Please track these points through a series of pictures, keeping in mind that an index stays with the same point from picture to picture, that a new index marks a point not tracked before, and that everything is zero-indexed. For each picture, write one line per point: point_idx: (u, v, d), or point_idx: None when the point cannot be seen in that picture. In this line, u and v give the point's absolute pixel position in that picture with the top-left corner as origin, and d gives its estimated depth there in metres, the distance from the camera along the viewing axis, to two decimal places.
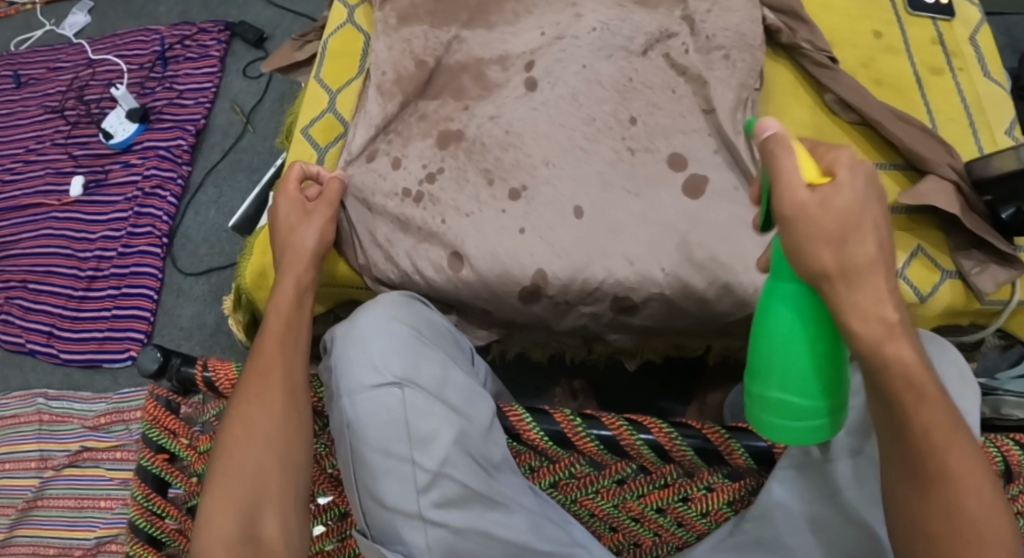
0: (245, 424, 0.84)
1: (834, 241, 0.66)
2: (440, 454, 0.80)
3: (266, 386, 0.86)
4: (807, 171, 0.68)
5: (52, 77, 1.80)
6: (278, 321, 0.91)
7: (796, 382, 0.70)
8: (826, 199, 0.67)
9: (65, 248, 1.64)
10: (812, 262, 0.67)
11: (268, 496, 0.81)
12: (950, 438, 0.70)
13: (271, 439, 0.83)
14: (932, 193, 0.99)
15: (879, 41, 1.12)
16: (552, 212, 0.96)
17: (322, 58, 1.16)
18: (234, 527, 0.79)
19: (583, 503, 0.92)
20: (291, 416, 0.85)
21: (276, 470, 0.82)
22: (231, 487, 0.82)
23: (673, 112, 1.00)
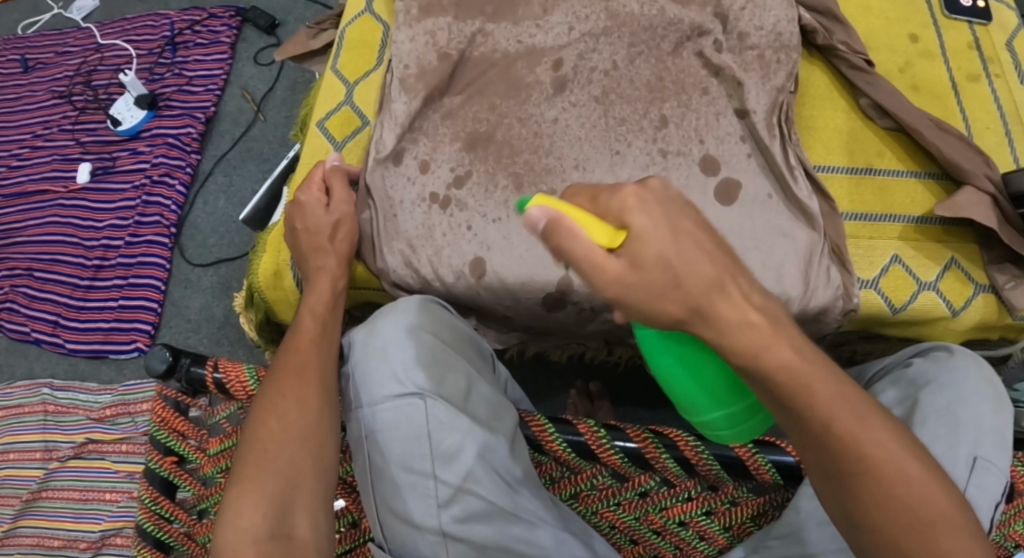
0: (279, 418, 0.80)
1: (668, 291, 0.65)
2: (463, 469, 0.78)
3: (302, 381, 0.83)
4: (602, 237, 0.66)
5: (60, 61, 1.77)
6: (310, 320, 0.88)
7: (703, 407, 0.71)
8: (635, 259, 0.65)
9: (71, 236, 1.61)
10: (665, 319, 0.66)
11: (299, 494, 0.77)
12: (870, 424, 0.66)
13: (306, 436, 0.80)
14: (970, 205, 0.96)
15: (915, 45, 1.09)
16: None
17: (339, 47, 1.11)
18: (264, 522, 0.75)
19: (603, 515, 0.88)
20: (326, 415, 0.81)
21: (308, 469, 0.79)
22: (261, 481, 0.77)
23: (707, 114, 0.97)
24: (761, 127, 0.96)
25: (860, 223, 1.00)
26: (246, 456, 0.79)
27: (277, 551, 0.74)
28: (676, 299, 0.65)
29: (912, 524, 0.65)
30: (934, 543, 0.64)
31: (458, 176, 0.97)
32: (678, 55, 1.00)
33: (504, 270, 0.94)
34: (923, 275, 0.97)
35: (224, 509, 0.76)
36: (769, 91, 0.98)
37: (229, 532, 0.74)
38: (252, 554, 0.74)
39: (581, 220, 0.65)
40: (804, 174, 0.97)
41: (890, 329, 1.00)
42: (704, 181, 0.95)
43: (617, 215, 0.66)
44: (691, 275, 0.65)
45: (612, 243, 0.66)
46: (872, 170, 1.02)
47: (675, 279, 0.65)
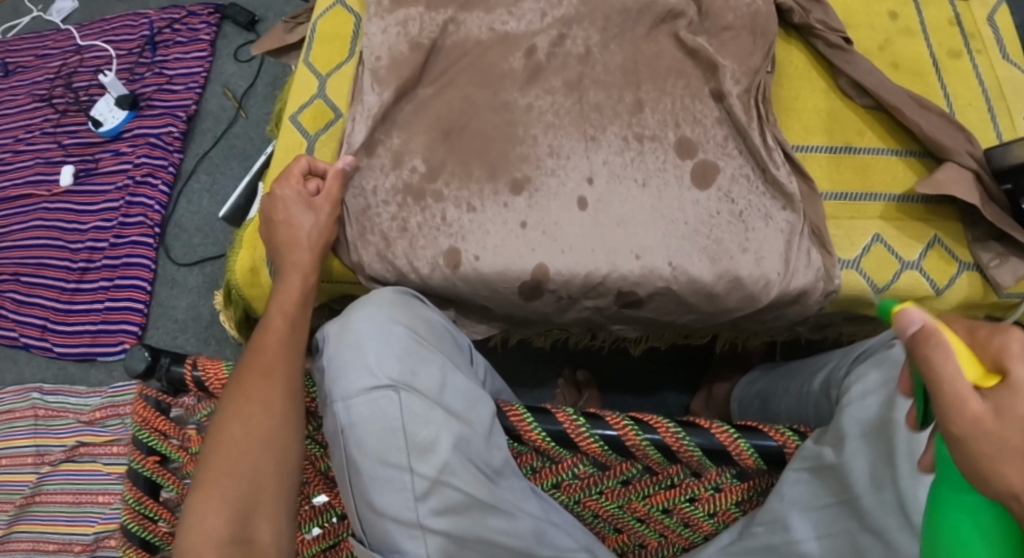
0: (243, 422, 0.81)
1: (1020, 455, 0.60)
2: (439, 461, 0.77)
3: (267, 383, 0.83)
4: (971, 370, 0.63)
5: (40, 65, 1.75)
6: (280, 318, 0.89)
7: None
8: (1004, 409, 0.61)
9: (56, 240, 1.60)
10: (993, 478, 0.61)
11: (262, 499, 0.78)
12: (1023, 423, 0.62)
13: (270, 440, 0.80)
14: (952, 183, 0.95)
15: (895, 23, 1.07)
16: (555, 207, 0.93)
17: (311, 41, 1.10)
18: (226, 528, 0.76)
19: (586, 504, 0.87)
20: (288, 416, 0.82)
21: (271, 474, 0.79)
22: (224, 487, 0.78)
23: (683, 97, 0.97)
24: (738, 110, 0.95)
25: (839, 202, 0.99)
26: (211, 459, 0.80)
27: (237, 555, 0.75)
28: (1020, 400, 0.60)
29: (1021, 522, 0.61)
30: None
31: (433, 165, 0.96)
32: (655, 40, 0.99)
33: (479, 259, 0.93)
34: (905, 254, 0.96)
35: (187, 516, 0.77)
36: (746, 74, 0.97)
37: (191, 537, 0.76)
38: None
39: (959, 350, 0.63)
40: (784, 155, 0.96)
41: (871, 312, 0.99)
42: (681, 165, 0.94)
43: (996, 356, 0.63)
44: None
45: (980, 382, 0.62)
46: (852, 149, 1.00)
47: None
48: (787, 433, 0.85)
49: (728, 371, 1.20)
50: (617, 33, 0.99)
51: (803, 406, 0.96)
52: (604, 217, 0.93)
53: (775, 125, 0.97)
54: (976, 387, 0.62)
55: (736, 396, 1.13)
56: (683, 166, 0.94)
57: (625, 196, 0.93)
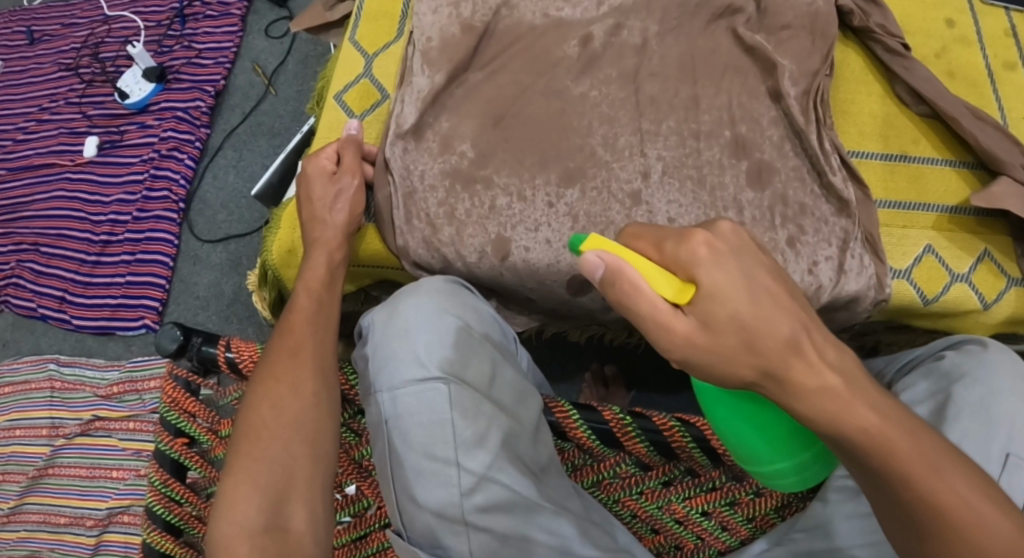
0: (273, 406, 0.80)
1: (740, 354, 0.62)
2: (486, 457, 0.76)
3: (294, 364, 0.82)
4: (666, 288, 0.63)
5: (66, 34, 1.73)
6: (307, 298, 0.88)
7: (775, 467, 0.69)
8: (707, 319, 0.62)
9: (78, 211, 1.59)
10: (733, 380, 0.63)
11: (295, 485, 0.77)
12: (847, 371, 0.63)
13: (299, 423, 0.79)
14: (1007, 197, 0.93)
15: (952, 30, 1.06)
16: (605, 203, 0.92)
17: (358, 18, 1.08)
18: (259, 516, 0.75)
19: (625, 503, 0.86)
20: (319, 398, 0.81)
21: (304, 459, 0.78)
22: (255, 473, 0.77)
23: (740, 95, 0.95)
24: (796, 112, 0.93)
25: (891, 210, 0.97)
26: (240, 446, 0.78)
27: (271, 544, 0.74)
28: (724, 314, 0.62)
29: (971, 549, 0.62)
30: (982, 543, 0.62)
31: (482, 152, 0.94)
32: (710, 36, 0.98)
33: (527, 251, 0.92)
34: (955, 266, 0.95)
35: (218, 503, 0.75)
36: (805, 75, 0.96)
37: (222, 526, 0.74)
38: (245, 548, 0.73)
39: (648, 277, 0.63)
40: (840, 160, 0.94)
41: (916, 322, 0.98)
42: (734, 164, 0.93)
43: (687, 267, 0.63)
44: (767, 335, 0.61)
45: (677, 296, 0.63)
46: (907, 157, 0.99)
47: (750, 341, 0.62)
48: None
49: None
50: (672, 27, 0.98)
51: None
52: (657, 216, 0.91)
53: (830, 128, 0.96)
54: (675, 305, 0.63)
55: None
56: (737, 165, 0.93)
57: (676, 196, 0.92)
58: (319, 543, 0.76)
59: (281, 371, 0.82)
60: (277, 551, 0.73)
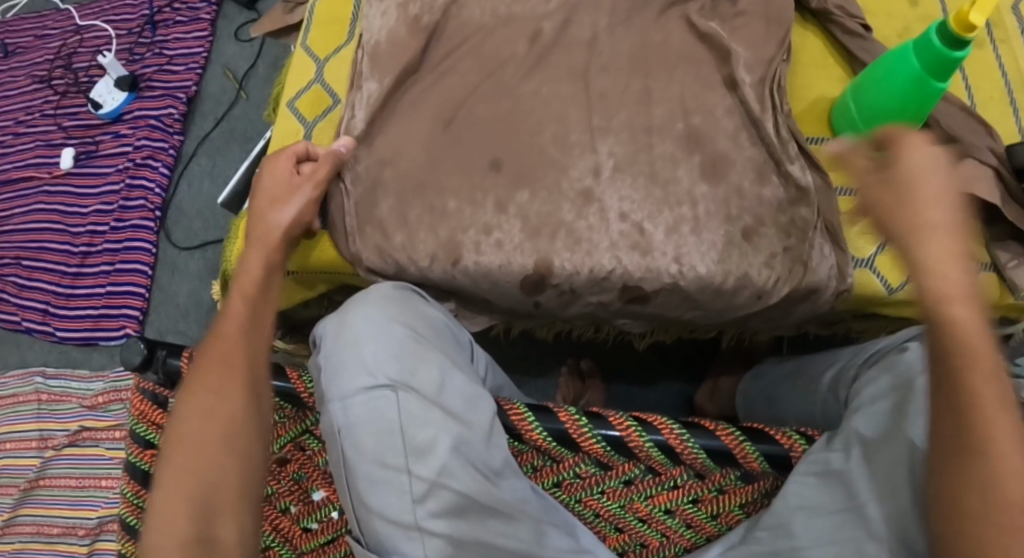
0: (201, 414, 0.76)
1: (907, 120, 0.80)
2: (438, 463, 0.75)
3: (228, 371, 0.78)
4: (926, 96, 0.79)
5: (40, 45, 1.73)
6: (239, 299, 0.83)
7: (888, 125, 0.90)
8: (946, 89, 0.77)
9: (57, 223, 1.59)
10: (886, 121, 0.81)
11: (224, 501, 0.74)
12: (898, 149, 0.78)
13: (229, 434, 0.76)
14: (973, 181, 0.92)
15: (916, 10, 1.02)
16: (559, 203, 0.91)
17: (309, 23, 1.07)
18: (188, 532, 0.72)
19: (588, 503, 0.86)
20: (252, 408, 0.77)
21: (234, 472, 0.75)
22: (184, 486, 0.73)
23: (693, 84, 0.94)
24: (751, 101, 0.92)
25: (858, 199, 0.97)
26: (169, 456, 0.75)
27: None
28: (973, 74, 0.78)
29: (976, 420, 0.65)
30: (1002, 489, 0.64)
31: (432, 155, 0.94)
32: (663, 27, 0.96)
33: (481, 259, 0.91)
34: None
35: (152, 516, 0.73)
36: (760, 63, 0.94)
37: (152, 538, 0.72)
38: None
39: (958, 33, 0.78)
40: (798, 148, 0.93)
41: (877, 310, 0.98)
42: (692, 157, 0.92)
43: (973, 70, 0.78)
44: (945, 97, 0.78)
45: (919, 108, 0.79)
46: None
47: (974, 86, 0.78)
48: (793, 436, 0.83)
49: (734, 364, 1.18)
50: (622, 19, 0.97)
51: (811, 404, 0.94)
52: (612, 215, 0.90)
53: (787, 115, 0.94)
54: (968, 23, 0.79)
55: (741, 389, 1.11)
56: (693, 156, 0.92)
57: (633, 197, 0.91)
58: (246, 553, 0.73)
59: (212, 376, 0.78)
60: None
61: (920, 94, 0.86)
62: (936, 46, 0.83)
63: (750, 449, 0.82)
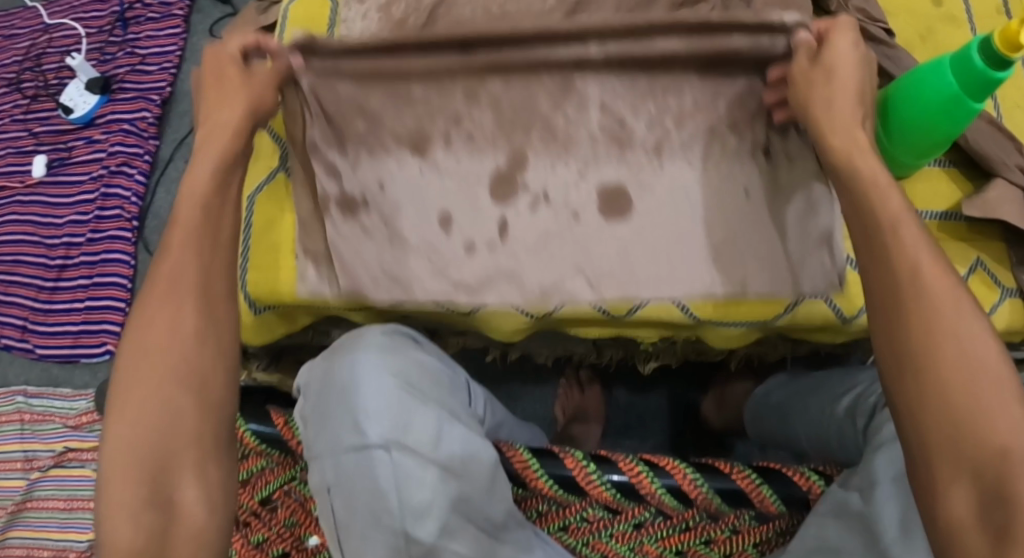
0: (150, 356, 0.71)
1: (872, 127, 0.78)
2: (438, 525, 0.69)
3: (175, 299, 0.73)
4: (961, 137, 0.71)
5: (7, 46, 1.64)
6: (191, 209, 0.77)
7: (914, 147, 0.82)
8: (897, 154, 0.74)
9: (32, 236, 1.51)
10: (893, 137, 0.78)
11: (180, 455, 0.68)
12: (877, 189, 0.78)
13: (182, 375, 0.70)
14: (1002, 203, 0.85)
15: (938, 9, 0.95)
16: (544, 218, 0.91)
17: (284, 26, 1.02)
18: (144, 493, 0.67)
19: (595, 547, 0.78)
20: (206, 347, 0.72)
21: (192, 418, 0.69)
22: (130, 448, 0.68)
23: (692, 94, 0.92)
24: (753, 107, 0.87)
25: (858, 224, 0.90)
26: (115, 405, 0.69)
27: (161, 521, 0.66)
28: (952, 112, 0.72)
29: (957, 405, 0.63)
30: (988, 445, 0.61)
31: None
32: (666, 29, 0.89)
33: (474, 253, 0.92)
34: None
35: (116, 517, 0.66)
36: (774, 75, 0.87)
37: (105, 520, 0.66)
38: (134, 527, 0.66)
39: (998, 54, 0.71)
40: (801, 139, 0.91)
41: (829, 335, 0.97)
42: (680, 172, 0.91)
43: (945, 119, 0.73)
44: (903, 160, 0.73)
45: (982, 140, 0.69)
46: None
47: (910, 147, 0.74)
48: (812, 477, 0.78)
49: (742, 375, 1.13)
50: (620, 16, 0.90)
51: (826, 428, 0.88)
52: (596, 195, 0.91)
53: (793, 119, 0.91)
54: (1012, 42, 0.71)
55: (750, 405, 1.06)
56: (681, 172, 0.91)
57: (621, 216, 0.91)
58: (213, 515, 0.67)
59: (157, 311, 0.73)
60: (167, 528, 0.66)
61: (955, 114, 0.78)
62: (977, 64, 0.75)
63: (763, 488, 0.77)
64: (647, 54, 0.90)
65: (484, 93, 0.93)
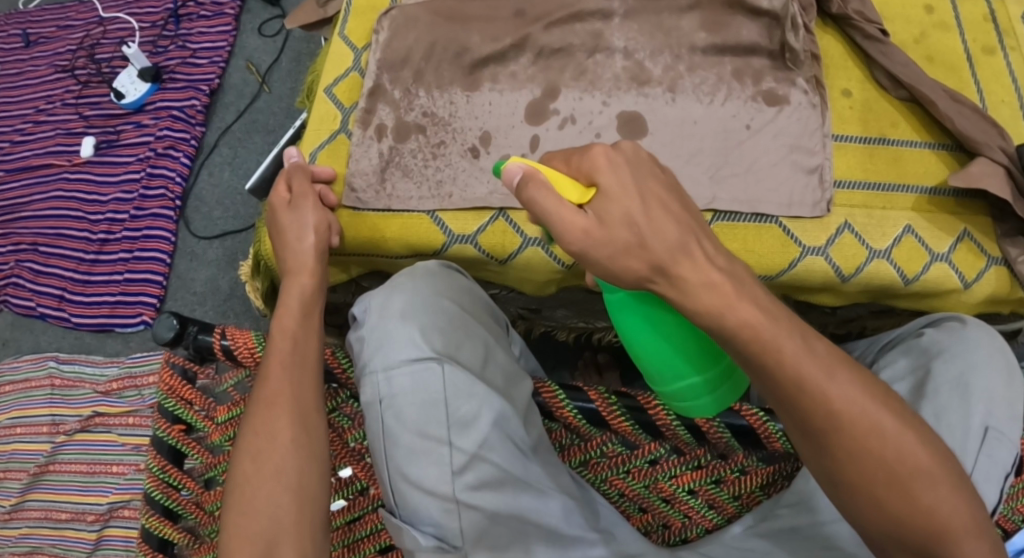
0: (253, 457, 0.76)
1: (632, 247, 0.70)
2: (478, 436, 0.78)
3: (271, 413, 0.77)
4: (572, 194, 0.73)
5: (62, 36, 1.76)
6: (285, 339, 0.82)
7: (695, 383, 0.76)
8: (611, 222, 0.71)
9: (76, 210, 1.60)
10: (627, 276, 0.70)
11: (284, 537, 0.73)
12: (723, 266, 0.70)
13: (283, 470, 0.75)
14: (985, 176, 0.93)
15: (931, 16, 1.06)
16: (570, 134, 0.98)
17: (346, 14, 1.12)
18: None
19: (613, 483, 0.88)
20: (300, 446, 0.77)
21: (290, 508, 0.74)
22: (242, 527, 0.73)
23: (706, 81, 0.99)
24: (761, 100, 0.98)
25: (857, 190, 0.97)
26: (229, 499, 0.75)
27: None
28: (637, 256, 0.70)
29: (898, 466, 0.68)
30: (918, 496, 0.67)
31: (456, 143, 1.00)
32: (683, 26, 1.01)
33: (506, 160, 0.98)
34: (935, 246, 0.95)
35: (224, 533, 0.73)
36: (783, 72, 0.99)
37: None
38: None
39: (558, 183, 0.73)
40: (805, 32, 1.01)
41: (827, 296, 0.98)
42: (691, 106, 0.98)
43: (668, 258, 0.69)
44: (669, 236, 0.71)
45: (582, 199, 0.72)
46: (886, 140, 0.99)
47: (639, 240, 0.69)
48: None
49: None
50: (639, 7, 1.02)
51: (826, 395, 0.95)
52: (612, 112, 0.98)
53: (810, 90, 0.98)
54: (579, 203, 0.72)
55: None
56: (692, 106, 0.98)
57: (639, 137, 0.98)
58: None
59: (258, 422, 0.77)
60: None
61: (685, 334, 0.74)
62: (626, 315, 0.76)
63: (774, 430, 0.84)
64: (680, 42, 1.00)
65: (521, 73, 1.01)
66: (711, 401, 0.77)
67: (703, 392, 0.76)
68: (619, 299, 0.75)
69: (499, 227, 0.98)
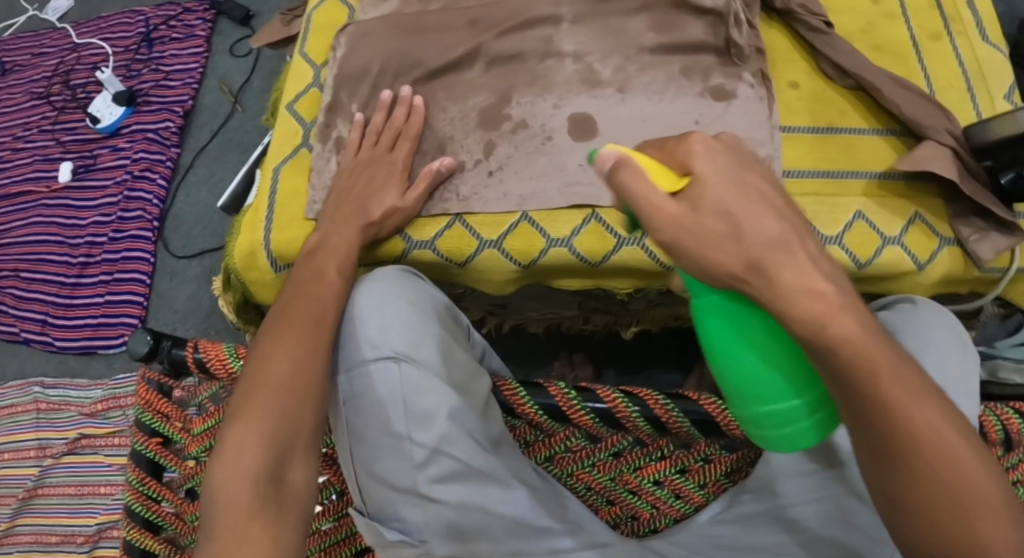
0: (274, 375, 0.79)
1: None
2: (438, 430, 0.80)
3: (298, 344, 0.80)
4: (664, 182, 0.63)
5: (37, 63, 1.78)
6: (323, 285, 0.86)
7: (785, 408, 0.65)
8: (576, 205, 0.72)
9: (56, 235, 1.62)
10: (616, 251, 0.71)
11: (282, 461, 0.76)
12: (828, 272, 0.63)
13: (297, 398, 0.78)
14: (932, 158, 0.95)
15: (876, 6, 1.08)
16: (524, 138, 1.00)
17: (307, 32, 1.14)
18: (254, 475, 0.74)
19: (579, 477, 0.90)
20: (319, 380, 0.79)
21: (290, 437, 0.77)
22: (248, 439, 0.76)
23: (656, 79, 1.01)
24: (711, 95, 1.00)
25: (807, 179, 0.99)
26: (243, 409, 0.78)
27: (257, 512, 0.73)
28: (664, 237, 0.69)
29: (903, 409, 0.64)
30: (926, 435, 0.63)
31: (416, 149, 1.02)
32: (631, 27, 1.04)
33: (466, 165, 1.00)
34: (887, 229, 0.96)
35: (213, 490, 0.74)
36: (731, 67, 1.01)
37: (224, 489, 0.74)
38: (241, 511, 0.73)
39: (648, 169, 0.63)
40: (751, 28, 1.03)
41: None
42: (641, 105, 1.00)
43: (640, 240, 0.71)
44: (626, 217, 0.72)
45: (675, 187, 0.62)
46: (835, 129, 1.01)
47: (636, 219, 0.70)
48: None
49: None
50: (588, 11, 1.05)
51: None
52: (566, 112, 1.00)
53: (757, 84, 1.01)
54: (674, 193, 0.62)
55: None
56: (642, 105, 1.00)
57: (591, 137, 0.99)
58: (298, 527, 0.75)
59: (283, 350, 0.80)
60: (264, 508, 0.73)
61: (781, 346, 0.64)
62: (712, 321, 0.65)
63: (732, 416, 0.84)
64: (630, 42, 1.03)
65: (476, 80, 1.03)
66: (799, 433, 0.66)
67: (788, 421, 0.65)
68: (710, 299, 0.64)
69: (456, 232, 1.00)
